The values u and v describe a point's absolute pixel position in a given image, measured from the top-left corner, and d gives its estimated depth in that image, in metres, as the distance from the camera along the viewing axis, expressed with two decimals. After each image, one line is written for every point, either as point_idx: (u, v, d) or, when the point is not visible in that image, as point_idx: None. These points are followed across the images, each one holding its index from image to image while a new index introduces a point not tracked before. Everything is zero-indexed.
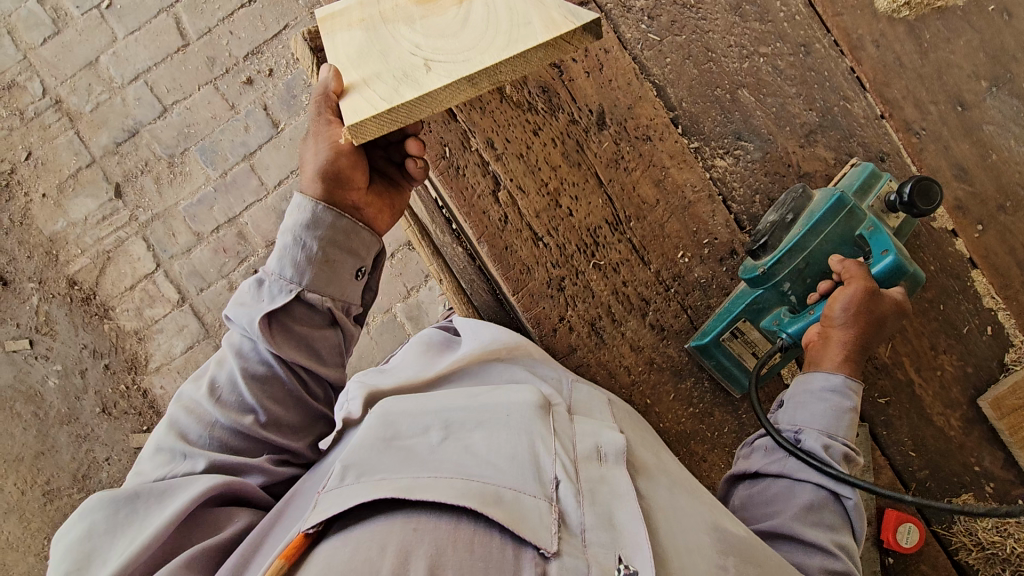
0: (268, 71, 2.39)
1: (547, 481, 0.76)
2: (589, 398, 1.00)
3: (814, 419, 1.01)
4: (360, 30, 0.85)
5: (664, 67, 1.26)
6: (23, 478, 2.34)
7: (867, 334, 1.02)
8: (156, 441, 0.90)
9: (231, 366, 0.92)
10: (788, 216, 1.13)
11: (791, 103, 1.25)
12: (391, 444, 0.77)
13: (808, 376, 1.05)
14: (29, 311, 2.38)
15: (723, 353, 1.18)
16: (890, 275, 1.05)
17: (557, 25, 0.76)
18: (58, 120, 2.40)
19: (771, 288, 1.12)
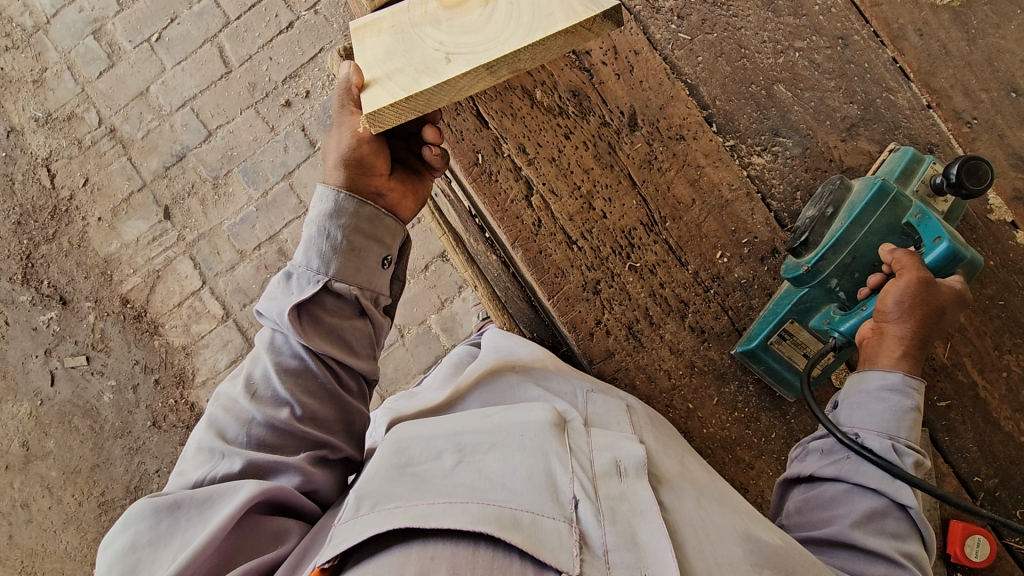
0: (306, 93, 2.49)
1: (565, 501, 0.70)
2: (607, 413, 0.95)
3: (872, 421, 0.97)
4: (389, 34, 0.86)
5: (696, 66, 1.24)
6: (80, 489, 2.44)
7: (926, 327, 0.97)
8: (197, 441, 0.90)
9: (268, 359, 0.93)
10: (827, 210, 1.09)
11: (830, 98, 1.22)
12: (404, 471, 0.74)
13: (863, 376, 1.00)
14: (85, 328, 2.50)
15: (772, 356, 1.13)
16: (946, 263, 1.00)
17: (578, 13, 0.76)
18: (112, 147, 2.54)
19: (817, 286, 1.08)
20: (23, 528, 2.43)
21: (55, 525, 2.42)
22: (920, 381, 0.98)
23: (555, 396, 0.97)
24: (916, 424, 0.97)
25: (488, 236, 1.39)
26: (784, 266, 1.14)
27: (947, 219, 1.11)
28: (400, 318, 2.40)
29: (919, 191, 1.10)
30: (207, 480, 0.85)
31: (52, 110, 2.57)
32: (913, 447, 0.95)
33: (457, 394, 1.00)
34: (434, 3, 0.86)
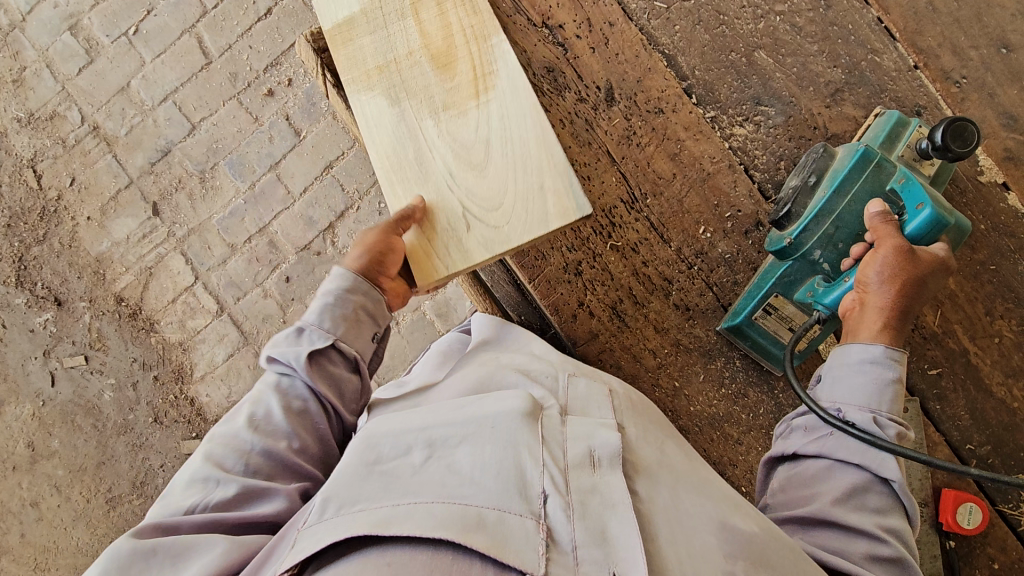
0: (288, 81, 2.46)
1: (534, 496, 0.70)
2: (587, 397, 0.92)
3: (853, 394, 0.96)
4: (388, 106, 1.09)
5: (673, 36, 1.20)
6: (87, 487, 2.48)
7: (907, 297, 0.95)
8: (190, 473, 0.86)
9: (272, 399, 0.93)
10: (810, 178, 1.06)
11: (813, 62, 1.18)
12: (373, 470, 0.73)
13: (845, 348, 0.98)
14: (82, 328, 2.51)
15: (757, 332, 1.12)
16: (929, 230, 0.97)
17: (566, 212, 0.98)
18: (96, 145, 2.51)
19: (800, 259, 1.06)
20: (34, 526, 2.48)
21: (65, 522, 2.47)
22: (903, 352, 0.96)
23: (535, 381, 0.94)
24: (899, 396, 0.95)
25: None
26: (768, 239, 1.12)
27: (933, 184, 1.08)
28: None
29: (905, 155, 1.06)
30: (198, 509, 0.81)
31: (34, 109, 2.54)
32: (897, 419, 0.94)
33: (439, 386, 0.98)
34: (433, 84, 1.09)
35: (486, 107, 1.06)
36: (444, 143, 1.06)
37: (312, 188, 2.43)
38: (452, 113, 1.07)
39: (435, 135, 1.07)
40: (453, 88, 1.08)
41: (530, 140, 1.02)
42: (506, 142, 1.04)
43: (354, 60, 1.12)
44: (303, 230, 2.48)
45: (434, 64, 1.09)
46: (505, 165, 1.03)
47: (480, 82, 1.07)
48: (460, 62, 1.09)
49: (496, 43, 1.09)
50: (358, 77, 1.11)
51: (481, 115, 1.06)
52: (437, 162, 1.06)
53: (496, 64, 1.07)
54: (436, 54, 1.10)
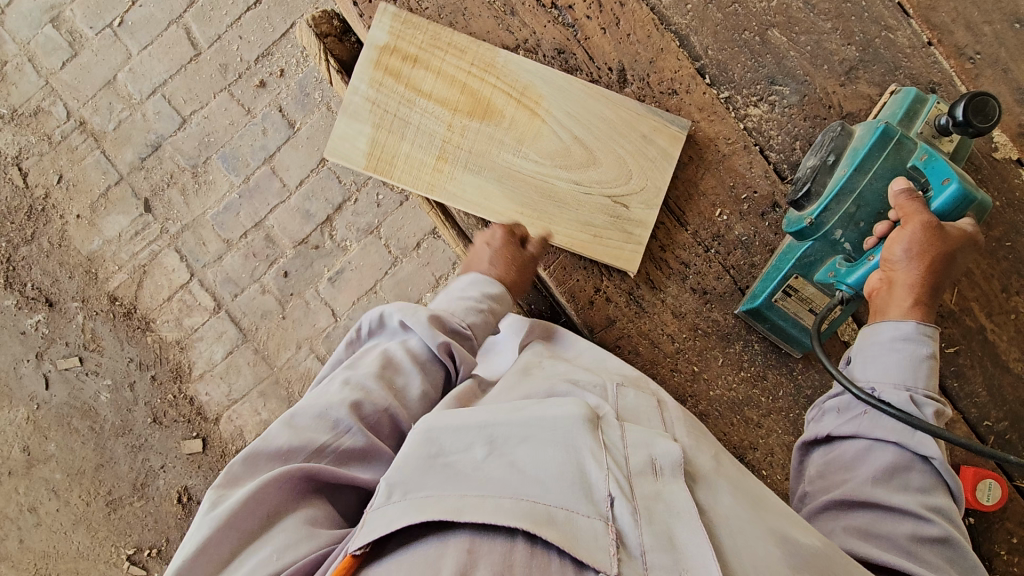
0: (280, 72, 2.41)
1: (599, 499, 0.71)
2: (637, 410, 0.93)
3: (887, 373, 0.95)
4: (474, 174, 1.15)
5: (686, 15, 1.18)
6: (87, 489, 2.44)
7: (935, 274, 0.95)
8: (321, 406, 0.86)
9: (416, 378, 0.96)
10: (829, 157, 1.06)
11: (827, 40, 1.17)
12: (435, 462, 0.74)
13: (875, 328, 0.98)
14: (75, 329, 2.45)
15: (777, 314, 1.11)
16: (955, 206, 0.96)
17: (673, 138, 1.14)
18: (84, 141, 2.45)
19: (821, 239, 1.05)
20: (33, 532, 2.44)
21: (64, 527, 2.44)
22: (933, 329, 0.95)
23: (585, 390, 0.94)
24: (933, 372, 0.95)
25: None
26: (786, 220, 1.11)
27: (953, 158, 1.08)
28: (396, 298, 2.40)
29: (924, 130, 1.06)
30: (330, 450, 0.82)
31: (17, 105, 2.46)
32: (932, 395, 0.93)
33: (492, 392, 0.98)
34: (483, 126, 1.15)
35: (548, 117, 1.15)
36: (549, 166, 1.15)
37: (308, 181, 2.39)
38: (529, 141, 1.15)
39: (548, 172, 1.15)
40: (512, 120, 1.15)
41: (603, 111, 1.15)
42: (586, 129, 1.15)
43: (414, 172, 1.16)
44: (300, 223, 2.44)
45: (479, 116, 1.15)
46: (601, 143, 1.15)
47: (521, 101, 1.15)
48: (490, 95, 1.15)
49: (504, 60, 1.16)
50: (428, 188, 1.16)
51: (548, 126, 1.15)
52: (573, 192, 1.15)
53: (520, 81, 1.15)
54: (469, 107, 1.15)
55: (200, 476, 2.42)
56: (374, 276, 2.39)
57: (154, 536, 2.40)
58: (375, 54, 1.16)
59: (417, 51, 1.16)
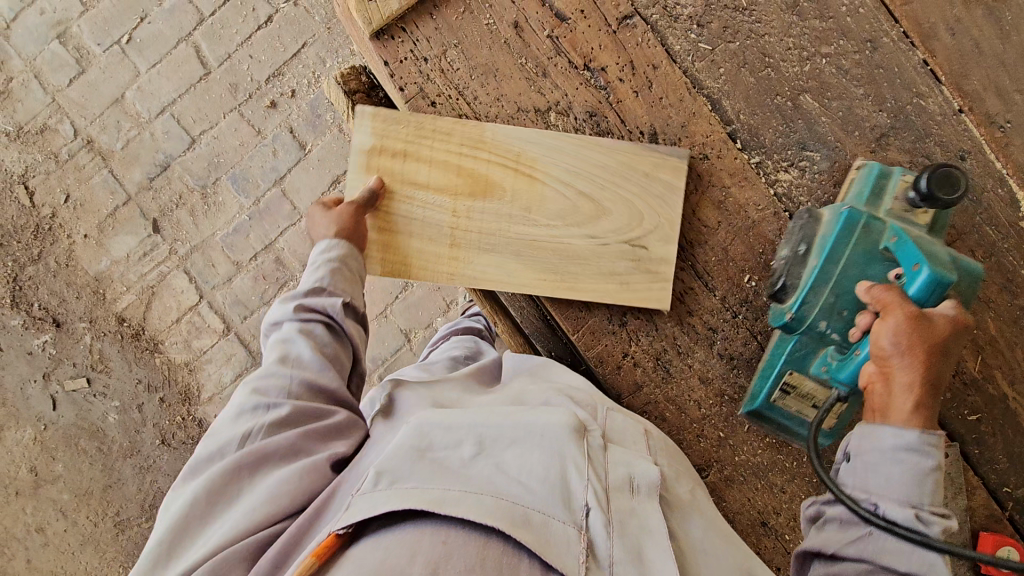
0: (291, 92, 2.38)
1: (575, 507, 0.81)
2: (621, 431, 1.03)
3: (891, 486, 0.90)
4: (494, 257, 1.17)
5: (718, 79, 1.17)
6: (94, 510, 2.44)
7: (933, 369, 0.91)
8: (235, 406, 0.94)
9: (304, 342, 1.02)
10: (801, 248, 1.08)
11: (858, 106, 1.16)
12: (423, 456, 0.83)
13: (875, 433, 0.92)
14: (83, 350, 2.43)
15: (779, 413, 1.11)
16: (932, 290, 0.94)
17: (675, 168, 1.14)
18: (91, 160, 2.42)
19: (806, 331, 1.06)
20: (41, 551, 2.44)
21: (72, 547, 2.43)
22: (938, 434, 0.90)
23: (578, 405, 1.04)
24: (941, 484, 0.90)
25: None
26: (771, 312, 1.12)
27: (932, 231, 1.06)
28: (406, 322, 2.40)
29: (894, 208, 1.05)
30: (256, 429, 0.90)
31: (23, 122, 2.42)
32: (942, 511, 0.89)
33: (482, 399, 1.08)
34: (490, 203, 1.17)
35: (546, 178, 1.16)
36: (561, 227, 1.16)
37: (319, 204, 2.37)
38: (537, 209, 1.16)
39: (557, 233, 1.16)
40: (514, 188, 1.17)
41: (597, 156, 1.16)
42: (588, 177, 1.16)
43: (428, 261, 1.18)
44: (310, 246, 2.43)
45: (480, 196, 1.17)
46: (604, 186, 1.16)
47: (519, 167, 1.16)
48: (486, 171, 1.16)
49: (492, 133, 1.16)
50: (451, 275, 1.18)
51: (548, 187, 1.16)
52: (588, 252, 1.16)
53: (513, 148, 1.16)
54: (469, 189, 1.17)
55: None
56: (385, 301, 2.40)
57: None
58: (363, 165, 1.17)
59: (404, 147, 1.17)
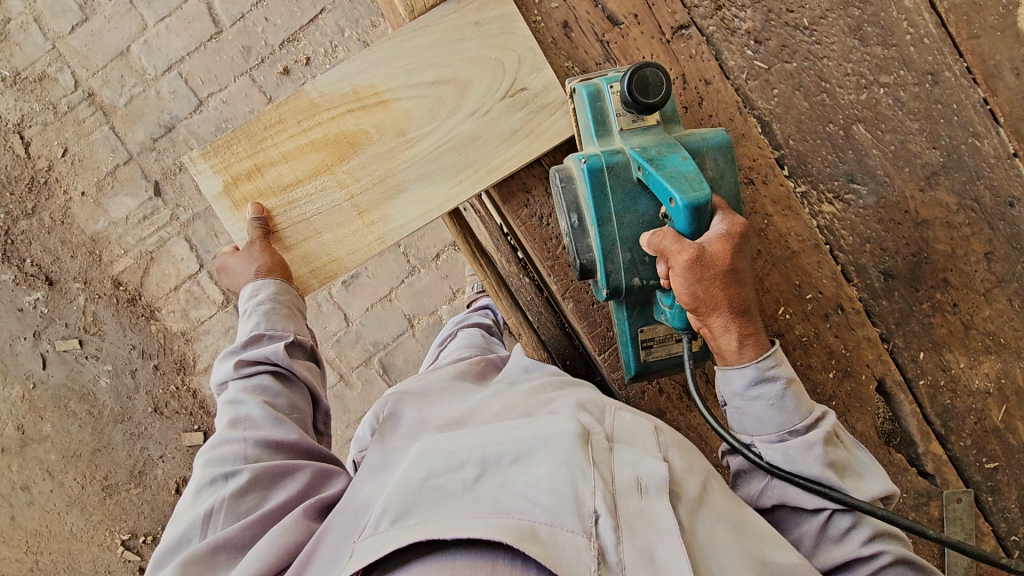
0: (306, 60, 2.27)
1: (586, 514, 0.76)
2: (629, 431, 0.95)
3: (762, 424, 0.95)
4: (404, 195, 1.09)
5: (771, 100, 1.11)
6: (82, 473, 2.41)
7: (736, 289, 0.90)
8: (194, 486, 0.86)
9: (250, 400, 0.93)
10: (574, 217, 1.01)
11: (912, 141, 1.12)
12: (426, 483, 0.79)
13: (728, 378, 0.95)
14: (76, 311, 2.37)
15: (657, 366, 1.09)
16: (693, 219, 0.88)
17: (507, 34, 1.07)
18: (92, 114, 2.31)
19: (630, 293, 1.01)
20: (25, 510, 2.42)
21: (58, 508, 2.41)
22: (773, 349, 0.94)
23: (581, 409, 0.97)
24: (801, 391, 0.94)
25: (521, 258, 1.41)
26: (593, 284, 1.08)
27: (667, 128, 1.00)
28: (410, 308, 2.36)
29: (626, 128, 0.97)
30: (218, 505, 0.81)
31: (20, 68, 2.30)
32: (813, 416, 0.94)
33: (487, 409, 1.01)
34: (366, 152, 1.08)
35: (396, 100, 1.08)
36: (441, 124, 1.09)
37: None
38: (410, 125, 1.09)
39: (451, 132, 1.09)
40: (375, 123, 1.08)
41: (430, 72, 1.08)
42: (439, 93, 1.09)
43: (352, 245, 1.09)
44: None
45: (350, 152, 1.08)
46: (462, 89, 1.09)
47: (365, 101, 1.08)
48: (339, 126, 1.08)
49: (315, 91, 1.08)
50: (376, 241, 1.09)
51: (404, 102, 1.08)
52: (486, 131, 1.09)
53: (346, 88, 1.08)
54: (337, 153, 1.08)
55: None
56: (390, 285, 2.36)
57: (151, 523, 2.40)
58: (227, 201, 1.07)
59: (252, 163, 1.07)
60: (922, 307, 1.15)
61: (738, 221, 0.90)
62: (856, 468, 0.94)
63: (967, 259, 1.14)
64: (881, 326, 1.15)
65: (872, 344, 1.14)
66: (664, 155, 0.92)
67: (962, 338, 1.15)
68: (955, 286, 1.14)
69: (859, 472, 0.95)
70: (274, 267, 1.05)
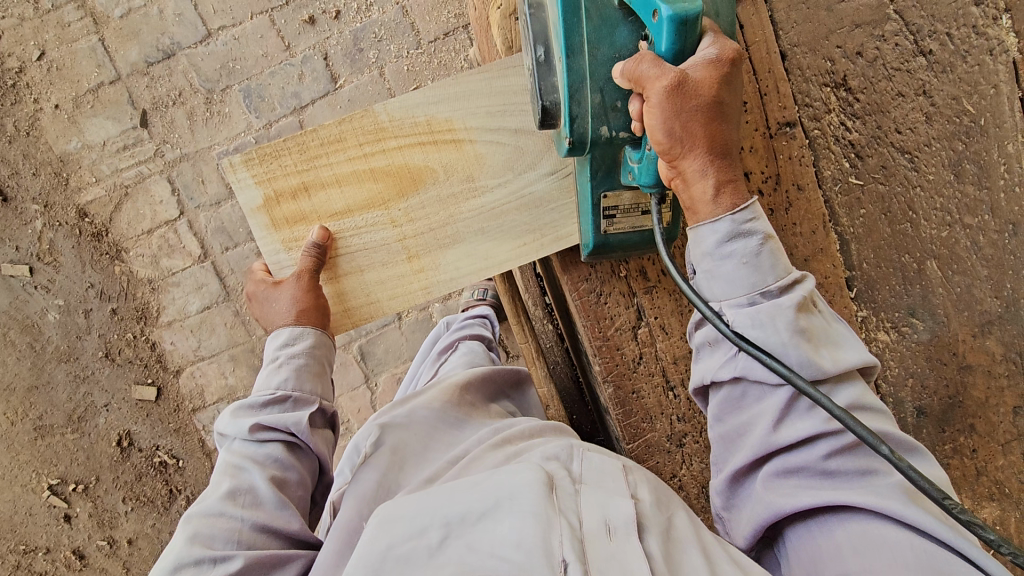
0: (336, 13, 2.06)
1: (556, 561, 0.62)
2: (600, 473, 0.80)
3: (724, 292, 0.75)
4: (454, 247, 0.98)
5: (856, 220, 1.08)
6: (13, 409, 2.20)
7: (718, 116, 0.69)
8: (171, 562, 0.75)
9: (258, 472, 0.86)
10: (539, 53, 0.83)
11: (977, 287, 1.10)
12: (387, 556, 0.66)
13: (696, 234, 0.75)
14: (31, 235, 2.13)
15: (618, 240, 0.93)
16: (676, 40, 0.68)
17: None
18: (80, 20, 2.06)
19: (597, 149, 0.82)
20: None
21: None
22: (753, 200, 0.73)
23: (547, 456, 0.82)
24: (778, 250, 0.74)
25: (552, 304, 1.31)
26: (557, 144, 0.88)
27: None
28: None
29: None
30: None
31: None
32: (789, 278, 0.74)
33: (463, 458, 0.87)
34: (429, 192, 0.96)
35: (470, 141, 0.95)
36: (516, 178, 0.97)
37: None
38: (481, 172, 0.96)
39: (524, 189, 0.97)
40: (443, 162, 0.95)
41: (516, 117, 0.94)
42: (522, 142, 0.95)
43: (394, 290, 0.98)
44: None
45: (409, 190, 0.95)
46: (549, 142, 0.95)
47: (437, 136, 0.94)
48: (404, 158, 0.94)
49: (385, 111, 0.92)
50: (422, 291, 0.98)
51: (481, 145, 0.95)
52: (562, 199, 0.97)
53: (418, 116, 0.93)
54: (394, 189, 0.95)
55: (146, 424, 2.21)
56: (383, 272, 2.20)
57: (84, 472, 2.20)
58: (265, 218, 0.94)
59: (301, 182, 0.93)
60: (944, 448, 1.14)
61: (733, 45, 0.69)
62: (832, 336, 0.74)
63: (997, 409, 1.13)
64: None
65: None
66: None
67: (971, 482, 1.15)
68: (978, 433, 1.14)
69: (834, 342, 0.74)
70: (311, 310, 0.94)
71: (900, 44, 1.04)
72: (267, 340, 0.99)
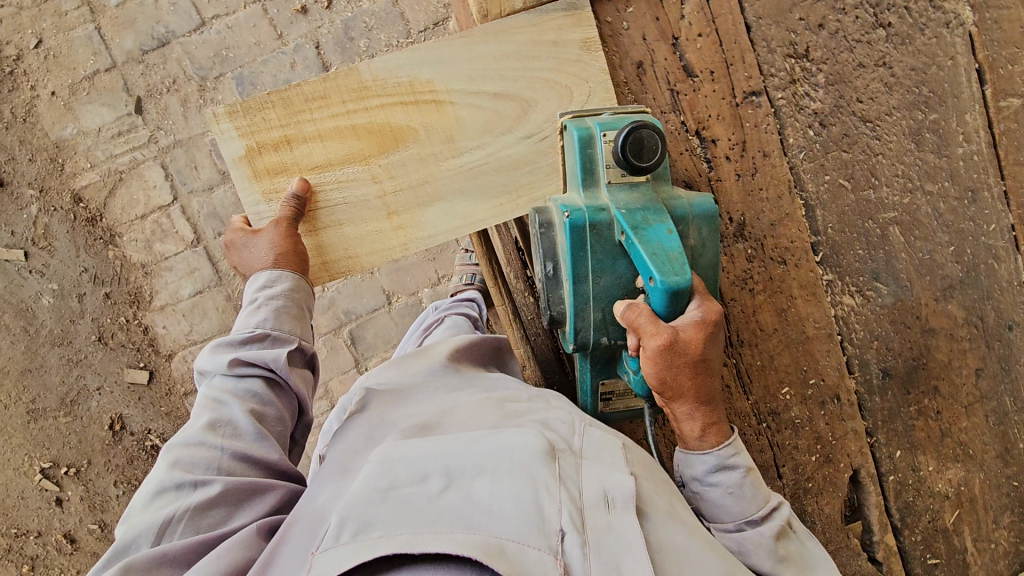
0: (327, 3, 2.11)
1: (552, 531, 0.65)
2: (599, 448, 0.82)
3: (710, 505, 0.87)
4: (434, 205, 1.01)
5: (821, 186, 1.12)
6: (6, 393, 2.22)
7: (703, 376, 0.79)
8: (153, 486, 0.78)
9: (238, 405, 0.88)
10: (547, 267, 0.90)
11: (939, 252, 1.14)
12: (389, 495, 0.67)
13: (686, 458, 0.87)
14: (26, 219, 2.16)
15: (615, 408, 1.08)
16: (667, 303, 0.78)
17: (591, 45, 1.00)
18: (77, 9, 2.10)
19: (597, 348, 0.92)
20: None
21: None
22: (734, 437, 0.85)
23: (546, 424, 0.85)
24: (760, 480, 0.85)
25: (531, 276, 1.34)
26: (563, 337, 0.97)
27: (655, 187, 0.90)
28: (391, 284, 2.25)
29: (613, 182, 0.87)
30: (178, 514, 0.75)
31: None
32: (768, 507, 0.84)
33: (457, 413, 0.89)
34: (409, 151, 1.00)
35: (450, 103, 0.99)
36: (494, 140, 1.01)
37: None
38: (460, 133, 1.00)
39: (500, 151, 1.01)
40: (424, 123, 0.99)
41: (494, 81, 0.99)
42: (500, 104, 1.00)
43: (372, 245, 1.02)
44: None
45: (391, 148, 0.99)
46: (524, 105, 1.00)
47: (418, 96, 0.98)
48: (387, 117, 0.98)
49: (369, 71, 0.97)
50: (400, 247, 1.02)
51: (461, 107, 0.99)
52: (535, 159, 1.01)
53: (401, 77, 0.98)
54: (377, 147, 0.99)
55: (138, 408, 2.23)
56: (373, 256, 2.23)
57: (76, 455, 2.22)
58: (247, 169, 0.98)
59: (284, 135, 0.98)
60: (910, 409, 1.18)
61: (716, 307, 0.79)
62: (807, 557, 0.83)
63: (960, 371, 1.17)
64: (869, 420, 1.18)
65: (857, 436, 1.17)
66: (649, 223, 0.82)
67: (936, 443, 1.19)
68: (942, 395, 1.17)
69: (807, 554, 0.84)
70: (292, 258, 0.98)
71: (861, 16, 1.09)
72: (247, 285, 0.99)
